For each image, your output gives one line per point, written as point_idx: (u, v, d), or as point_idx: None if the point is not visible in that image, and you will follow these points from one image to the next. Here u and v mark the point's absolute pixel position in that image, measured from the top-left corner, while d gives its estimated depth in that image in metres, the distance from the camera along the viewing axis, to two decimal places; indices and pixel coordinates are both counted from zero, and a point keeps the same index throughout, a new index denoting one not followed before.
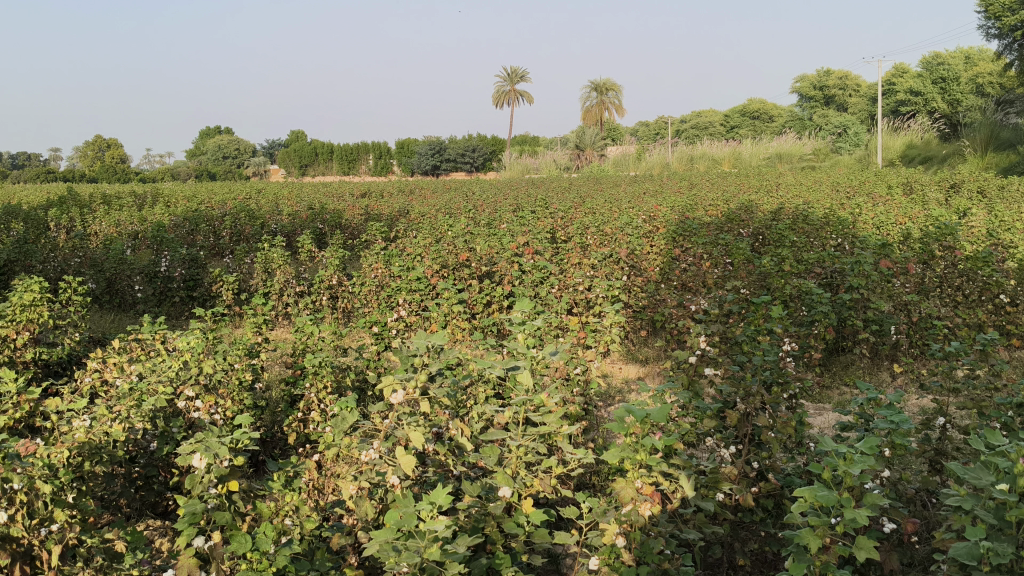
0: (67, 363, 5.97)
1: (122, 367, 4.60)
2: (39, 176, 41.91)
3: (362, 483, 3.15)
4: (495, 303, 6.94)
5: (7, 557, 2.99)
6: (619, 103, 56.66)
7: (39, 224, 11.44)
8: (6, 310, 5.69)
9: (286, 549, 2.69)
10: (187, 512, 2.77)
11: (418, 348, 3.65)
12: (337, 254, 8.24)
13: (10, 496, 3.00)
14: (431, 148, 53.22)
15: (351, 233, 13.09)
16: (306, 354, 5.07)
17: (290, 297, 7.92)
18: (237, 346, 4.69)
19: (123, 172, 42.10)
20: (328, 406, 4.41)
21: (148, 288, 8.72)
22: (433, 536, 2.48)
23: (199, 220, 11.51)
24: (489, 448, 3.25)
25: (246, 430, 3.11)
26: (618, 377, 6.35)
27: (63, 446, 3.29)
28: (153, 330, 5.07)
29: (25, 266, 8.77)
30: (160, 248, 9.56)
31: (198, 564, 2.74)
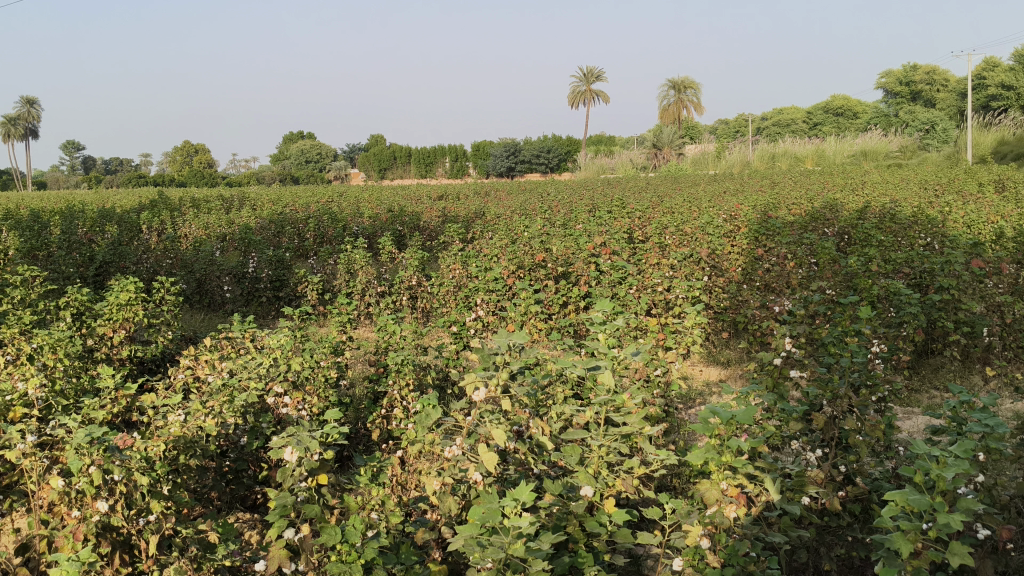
0: (162, 361, 6.20)
1: (213, 364, 4.74)
2: (131, 180, 43.58)
3: (446, 479, 3.19)
4: (572, 303, 6.94)
5: (107, 545, 3.12)
6: (697, 102, 55.98)
7: (134, 227, 11.90)
8: (104, 308, 5.93)
9: (374, 542, 2.73)
10: (278, 504, 2.85)
11: (500, 347, 3.61)
12: (417, 255, 8.36)
13: (111, 487, 3.13)
14: (507, 149, 53.53)
15: (429, 234, 13.26)
16: (388, 353, 5.15)
17: (371, 297, 8.06)
18: (323, 344, 4.79)
19: (210, 176, 43.49)
20: (410, 403, 4.47)
21: (236, 289, 8.96)
22: (518, 533, 2.50)
23: (284, 222, 11.80)
24: (571, 447, 3.25)
25: (335, 425, 3.17)
26: (699, 380, 6.27)
27: (160, 439, 3.41)
28: (242, 328, 5.21)
29: (120, 267, 9.13)
30: (247, 250, 9.85)
31: (289, 555, 2.83)
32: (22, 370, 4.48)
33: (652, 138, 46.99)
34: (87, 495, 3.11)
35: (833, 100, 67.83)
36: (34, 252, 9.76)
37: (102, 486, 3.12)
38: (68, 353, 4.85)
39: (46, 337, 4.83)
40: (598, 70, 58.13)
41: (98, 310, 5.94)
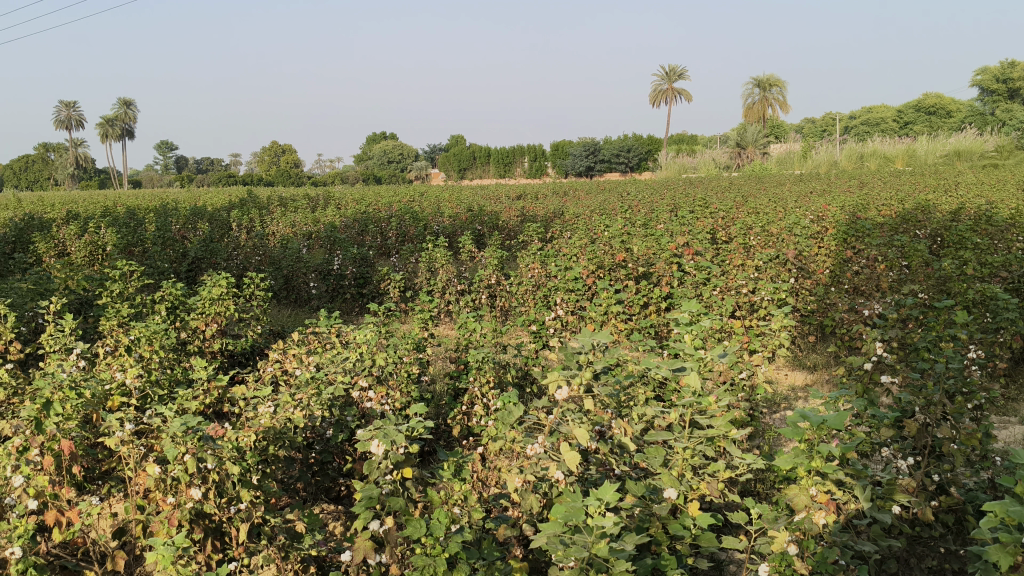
0: (251, 355, 6.38)
1: (300, 358, 4.85)
2: (221, 180, 44.96)
3: (527, 477, 3.18)
4: (653, 304, 6.88)
5: (200, 531, 3.23)
6: (782, 100, 54.83)
7: (224, 225, 12.27)
8: (197, 303, 6.14)
9: (457, 536, 2.76)
10: (364, 496, 2.90)
11: (583, 347, 3.55)
12: (496, 254, 8.40)
13: (204, 475, 3.23)
14: (586, 149, 53.40)
15: (508, 233, 13.32)
16: (469, 350, 5.17)
17: (451, 295, 8.13)
18: (406, 340, 4.86)
19: (297, 175, 44.65)
20: (490, 401, 4.48)
21: (321, 285, 9.18)
22: (601, 533, 2.49)
23: (368, 221, 12.00)
24: (654, 448, 3.21)
25: (420, 419, 3.20)
26: (784, 384, 6.14)
27: (251, 430, 3.50)
28: (328, 324, 5.32)
29: (211, 263, 9.41)
30: (332, 247, 10.04)
31: (373, 546, 2.88)
32: (122, 360, 4.68)
33: (735, 137, 46.27)
34: (182, 483, 3.23)
35: (924, 99, 65.65)
36: (132, 248, 10.16)
37: (196, 473, 3.22)
38: (164, 345, 5.04)
39: (143, 328, 5.02)
40: (681, 68, 57.52)
41: (192, 304, 6.15)
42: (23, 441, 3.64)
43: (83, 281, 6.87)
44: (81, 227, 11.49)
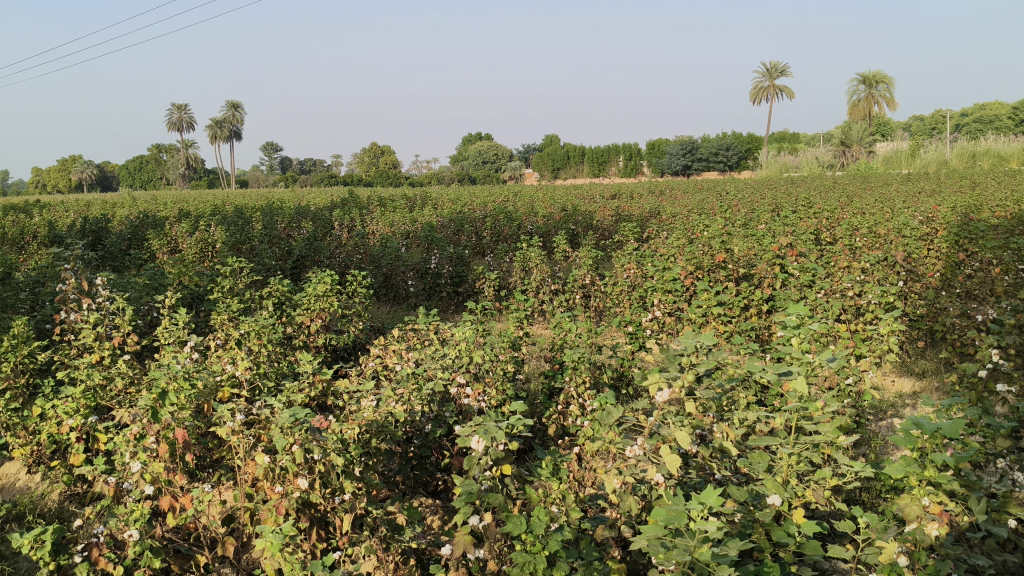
0: (353, 350, 6.54)
1: (399, 354, 4.94)
2: (323, 180, 46.20)
3: (626, 478, 3.15)
4: (754, 306, 6.75)
5: (306, 521, 3.33)
6: (888, 98, 53.01)
7: (326, 224, 12.59)
8: (302, 299, 6.34)
9: (557, 535, 2.77)
10: (464, 491, 2.95)
11: (686, 348, 3.50)
12: (592, 254, 8.36)
13: (311, 465, 3.33)
14: (683, 148, 52.74)
15: (603, 233, 13.29)
16: (565, 350, 5.16)
17: (547, 295, 8.14)
18: (503, 338, 4.90)
19: (395, 175, 45.46)
20: (587, 401, 4.47)
21: (419, 283, 9.35)
22: (704, 537, 2.46)
23: (464, 220, 12.11)
24: (758, 453, 3.15)
25: (521, 417, 3.21)
26: (891, 391, 5.94)
27: (355, 423, 3.59)
28: (427, 321, 5.41)
29: (314, 261, 9.68)
30: (429, 246, 10.19)
31: (472, 541, 2.92)
32: (232, 354, 4.86)
33: (838, 136, 44.96)
34: (289, 473, 3.34)
35: None
36: (240, 246, 10.52)
37: (303, 464, 3.32)
38: (271, 339, 5.21)
39: (252, 323, 5.21)
40: (781, 65, 56.20)
41: (297, 301, 6.34)
42: (140, 428, 3.83)
43: (195, 277, 7.15)
44: (192, 225, 11.96)
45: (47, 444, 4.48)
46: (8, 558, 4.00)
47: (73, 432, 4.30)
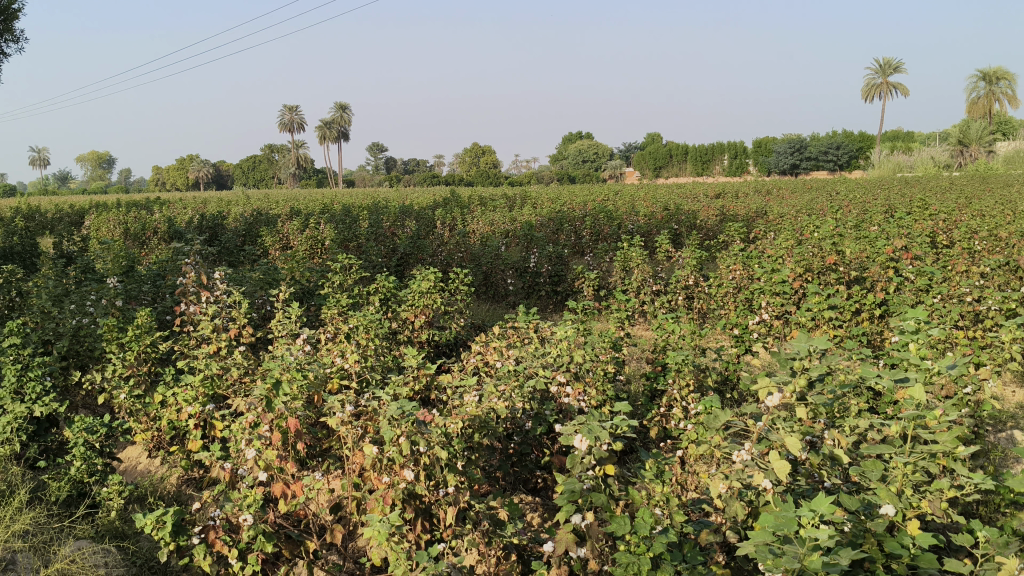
0: (454, 347, 6.64)
1: (501, 350, 4.98)
2: (425, 180, 47.00)
3: (732, 483, 3.12)
4: (865, 310, 6.54)
5: (412, 512, 3.42)
6: (1011, 94, 50.54)
7: (429, 223, 12.81)
8: (407, 296, 6.46)
9: (662, 536, 2.76)
10: (567, 489, 2.97)
11: (798, 352, 3.39)
12: (695, 254, 8.23)
13: (416, 458, 3.39)
14: (790, 147, 51.43)
15: (707, 233, 13.10)
16: (667, 352, 5.10)
17: (648, 296, 8.07)
18: (605, 338, 4.88)
19: (495, 175, 45.79)
20: (690, 404, 4.42)
21: (519, 282, 9.42)
22: (814, 545, 2.40)
23: (565, 220, 12.12)
24: (871, 461, 3.07)
25: (626, 418, 3.20)
26: (1013, 402, 5.67)
27: (458, 418, 3.64)
28: (527, 320, 5.42)
29: (418, 258, 9.84)
30: (530, 245, 10.24)
31: (575, 540, 2.93)
32: (341, 347, 5.00)
33: (956, 134, 43.09)
34: (396, 464, 3.41)
35: None
36: (347, 243, 10.81)
37: (409, 456, 3.39)
38: (377, 334, 5.35)
39: (361, 317, 5.36)
40: (896, 61, 54.21)
41: (402, 297, 6.47)
42: (255, 416, 3.97)
43: (305, 273, 7.38)
44: (301, 223, 12.33)
45: (167, 429, 4.71)
46: (130, 537, 4.22)
47: (192, 419, 4.51)
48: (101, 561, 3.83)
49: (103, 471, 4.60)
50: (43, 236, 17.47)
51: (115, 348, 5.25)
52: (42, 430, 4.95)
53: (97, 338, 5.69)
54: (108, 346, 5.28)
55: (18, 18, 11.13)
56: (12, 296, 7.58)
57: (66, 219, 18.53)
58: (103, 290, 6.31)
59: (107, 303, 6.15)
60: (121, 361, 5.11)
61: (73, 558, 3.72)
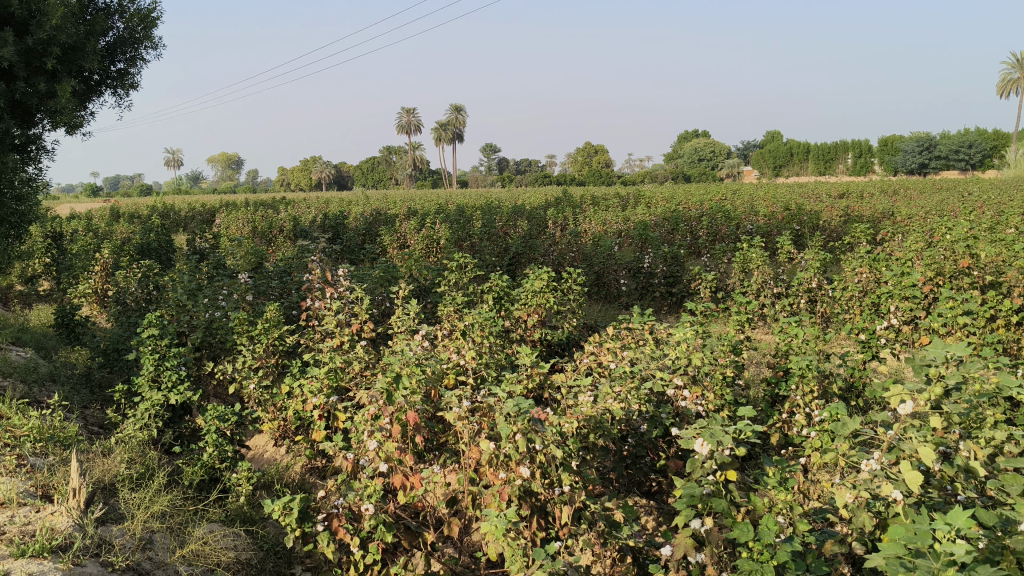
0: (567, 346, 6.67)
1: (616, 351, 4.95)
2: (538, 180, 47.33)
3: (860, 493, 3.03)
4: (1001, 318, 6.21)
5: (528, 509, 3.46)
6: None
7: (542, 223, 12.88)
8: (521, 295, 6.52)
9: (786, 545, 2.70)
10: (686, 494, 2.94)
11: (934, 359, 3.24)
12: (818, 256, 7.96)
13: (533, 455, 3.41)
14: (918, 145, 49.32)
15: (830, 234, 12.70)
16: (789, 356, 4.95)
17: (766, 298, 7.91)
18: (723, 341, 4.79)
19: (608, 174, 45.55)
20: (813, 412, 4.29)
21: (632, 282, 9.38)
22: (950, 560, 2.30)
23: (680, 219, 11.98)
24: (1011, 475, 2.88)
25: (748, 422, 3.13)
26: None
27: (574, 417, 3.64)
28: (642, 320, 5.37)
29: (531, 258, 9.92)
30: (644, 245, 10.16)
31: (694, 545, 2.92)
32: (457, 345, 5.08)
33: None
34: (513, 460, 3.44)
35: None
36: (461, 242, 11.00)
37: (526, 453, 3.41)
38: (492, 332, 5.43)
39: (476, 315, 5.48)
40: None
41: (517, 296, 6.52)
42: (377, 409, 4.08)
43: (422, 271, 7.54)
44: (418, 223, 12.59)
45: (293, 419, 4.89)
46: (258, 522, 4.41)
47: (316, 410, 4.67)
48: (231, 543, 4.05)
49: (232, 458, 4.82)
50: (176, 233, 18.45)
51: (245, 341, 5.50)
52: (177, 416, 5.22)
53: (228, 330, 5.97)
54: (238, 338, 5.53)
55: (157, 25, 11.74)
56: (150, 289, 8.03)
57: (198, 217, 19.50)
58: (234, 285, 6.62)
59: (238, 297, 6.45)
60: (250, 353, 5.35)
61: (206, 540, 3.91)
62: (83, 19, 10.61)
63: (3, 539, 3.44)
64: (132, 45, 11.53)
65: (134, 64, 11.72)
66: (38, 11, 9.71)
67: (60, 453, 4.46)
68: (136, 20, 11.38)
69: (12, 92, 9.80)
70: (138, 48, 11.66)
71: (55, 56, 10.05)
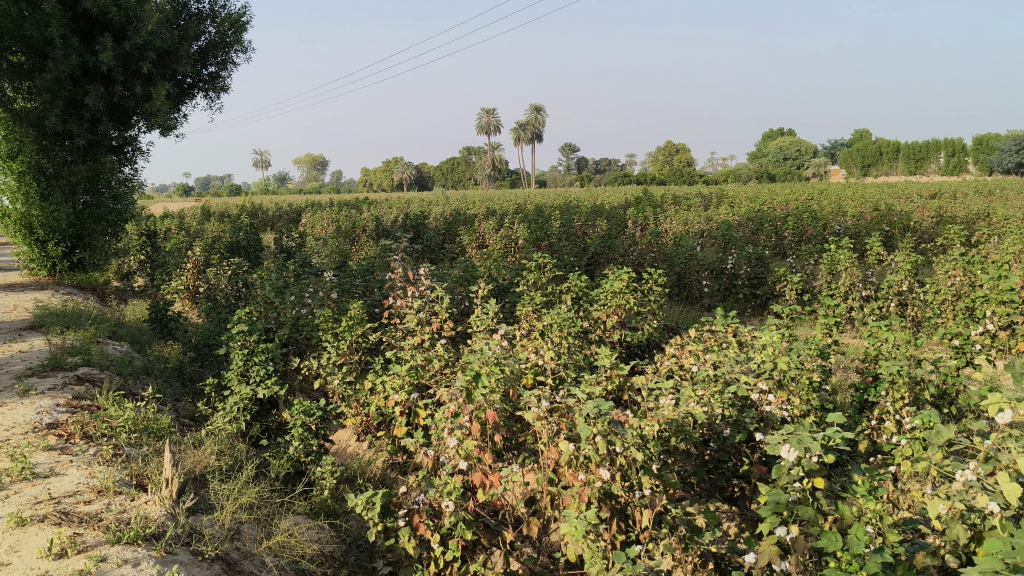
0: (647, 348, 6.63)
1: (698, 354, 4.88)
2: (618, 180, 47.12)
3: (954, 504, 2.92)
4: None
5: (608, 511, 3.44)
6: None
7: (622, 222, 12.81)
8: (601, 296, 6.50)
9: (876, 555, 2.63)
10: (771, 500, 2.89)
11: None
12: (910, 258, 7.71)
13: (613, 457, 3.38)
14: (1017, 144, 47.40)
15: (922, 235, 12.29)
16: (879, 361, 4.81)
17: (855, 301, 7.71)
18: (810, 344, 4.68)
19: (689, 173, 44.99)
20: (904, 419, 4.17)
21: (714, 284, 9.30)
22: None
23: (765, 220, 11.77)
24: None
25: (837, 429, 3.05)
26: None
27: (655, 420, 3.60)
28: (725, 323, 5.28)
29: (611, 258, 9.90)
30: (727, 246, 10.04)
31: (779, 552, 2.89)
32: (537, 345, 5.09)
33: None
34: (592, 462, 3.42)
35: None
36: (540, 242, 11.02)
37: (606, 456, 3.39)
38: (571, 332, 5.42)
39: (556, 315, 5.48)
40: None
41: (597, 297, 6.51)
42: (457, 407, 4.10)
43: (501, 271, 7.58)
44: (498, 223, 12.66)
45: (375, 416, 4.97)
46: (341, 515, 4.51)
47: (397, 406, 4.73)
48: (315, 536, 4.14)
49: (317, 452, 4.92)
50: (263, 232, 18.97)
51: (330, 338, 5.61)
52: (264, 410, 5.35)
53: (313, 327, 6.10)
54: (323, 335, 5.65)
55: (247, 29, 12.05)
56: (239, 286, 8.26)
57: (284, 216, 20.00)
58: (319, 283, 6.78)
59: (323, 295, 6.58)
60: (334, 349, 5.46)
61: (291, 532, 4.00)
62: (178, 24, 10.98)
63: (101, 525, 3.58)
64: (223, 49, 11.89)
65: (225, 68, 12.09)
66: (135, 18, 10.13)
67: (154, 444, 4.62)
68: (227, 25, 11.72)
69: (111, 96, 10.31)
70: (228, 52, 12.01)
71: (151, 60, 10.46)
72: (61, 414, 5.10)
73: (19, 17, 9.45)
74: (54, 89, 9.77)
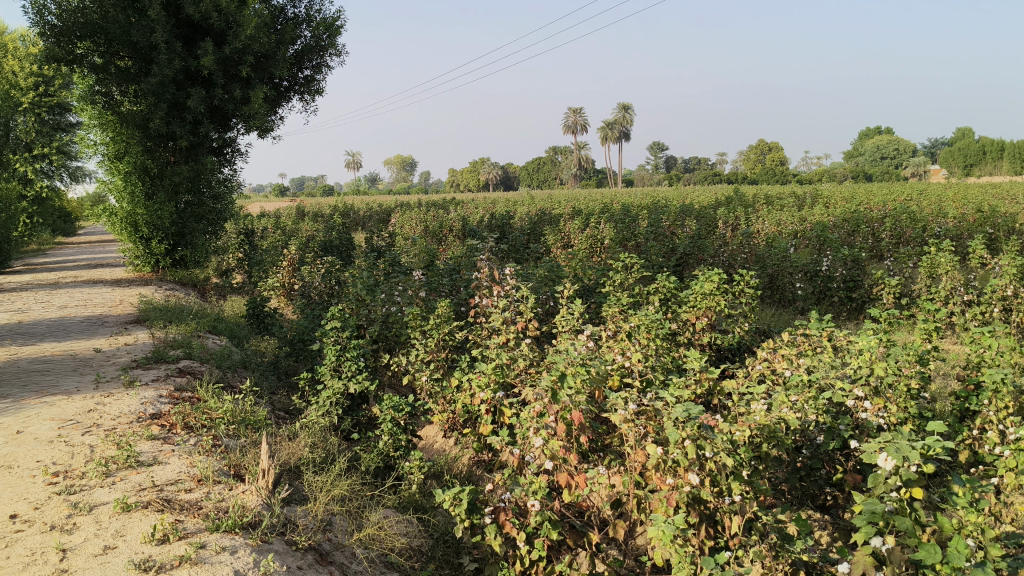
0: (738, 351, 6.55)
1: (790, 358, 4.78)
2: (706, 179, 46.56)
3: None
4: None
5: (696, 516, 3.44)
6: None
7: (712, 223, 12.66)
8: (691, 297, 6.45)
9: (978, 569, 2.56)
10: (867, 510, 2.83)
11: None
12: (1016, 261, 7.41)
13: (702, 461, 3.36)
14: None
15: None
16: (982, 369, 4.64)
17: (956, 305, 7.45)
18: (908, 351, 4.54)
19: (780, 172, 44.07)
20: (1008, 430, 4.01)
21: (808, 286, 9.12)
22: None
23: (861, 220, 11.45)
24: None
25: (937, 438, 2.97)
26: None
27: (745, 425, 3.55)
28: (819, 327, 5.17)
29: (701, 258, 9.80)
30: (822, 247, 9.82)
31: (874, 563, 2.83)
32: (624, 346, 5.08)
33: None
34: (681, 466, 3.41)
35: None
36: (627, 242, 10.97)
37: (695, 460, 3.37)
38: (659, 335, 5.39)
39: (644, 317, 5.45)
40: None
41: (686, 298, 6.45)
42: (543, 407, 4.11)
43: (589, 271, 7.59)
44: (585, 222, 12.66)
45: (463, 413, 5.03)
46: (429, 510, 4.59)
47: (484, 405, 4.78)
48: (404, 530, 4.24)
49: (406, 447, 5.02)
50: (355, 230, 19.40)
51: (419, 336, 5.70)
52: (356, 405, 5.48)
53: (403, 325, 6.22)
54: (412, 333, 5.74)
55: (341, 33, 12.32)
56: (332, 283, 8.48)
57: (375, 216, 20.41)
58: (409, 282, 6.90)
59: (412, 294, 6.68)
60: (423, 347, 5.55)
61: (380, 525, 4.10)
62: (275, 28, 11.29)
63: (201, 513, 3.73)
64: (318, 52, 12.18)
65: (320, 71, 12.39)
66: (234, 22, 10.45)
67: (251, 435, 4.79)
68: (322, 28, 12.00)
69: (211, 98, 10.69)
70: (323, 55, 12.31)
71: (250, 64, 10.78)
72: (163, 405, 5.33)
73: (126, 23, 9.91)
74: (158, 92, 10.19)
